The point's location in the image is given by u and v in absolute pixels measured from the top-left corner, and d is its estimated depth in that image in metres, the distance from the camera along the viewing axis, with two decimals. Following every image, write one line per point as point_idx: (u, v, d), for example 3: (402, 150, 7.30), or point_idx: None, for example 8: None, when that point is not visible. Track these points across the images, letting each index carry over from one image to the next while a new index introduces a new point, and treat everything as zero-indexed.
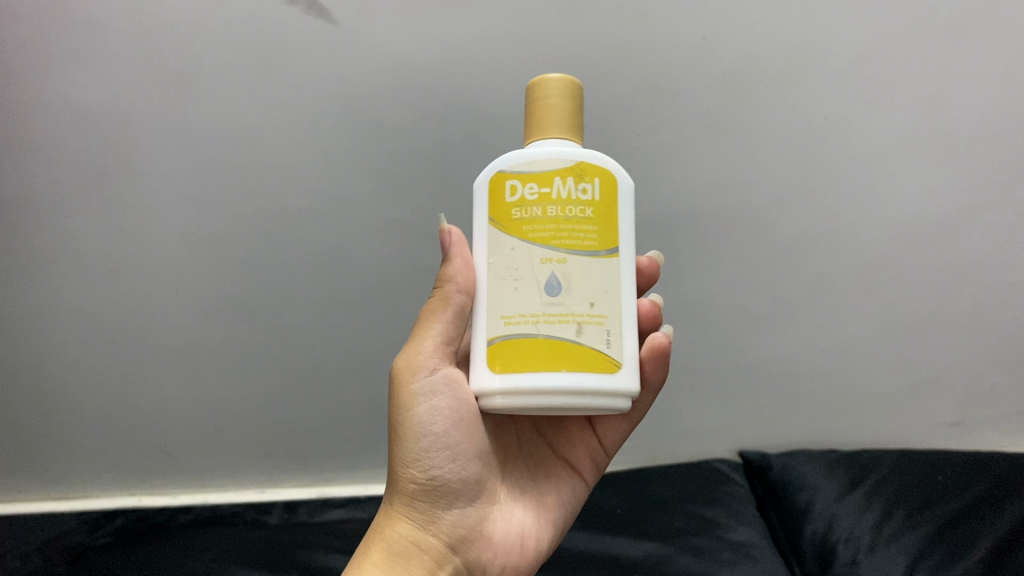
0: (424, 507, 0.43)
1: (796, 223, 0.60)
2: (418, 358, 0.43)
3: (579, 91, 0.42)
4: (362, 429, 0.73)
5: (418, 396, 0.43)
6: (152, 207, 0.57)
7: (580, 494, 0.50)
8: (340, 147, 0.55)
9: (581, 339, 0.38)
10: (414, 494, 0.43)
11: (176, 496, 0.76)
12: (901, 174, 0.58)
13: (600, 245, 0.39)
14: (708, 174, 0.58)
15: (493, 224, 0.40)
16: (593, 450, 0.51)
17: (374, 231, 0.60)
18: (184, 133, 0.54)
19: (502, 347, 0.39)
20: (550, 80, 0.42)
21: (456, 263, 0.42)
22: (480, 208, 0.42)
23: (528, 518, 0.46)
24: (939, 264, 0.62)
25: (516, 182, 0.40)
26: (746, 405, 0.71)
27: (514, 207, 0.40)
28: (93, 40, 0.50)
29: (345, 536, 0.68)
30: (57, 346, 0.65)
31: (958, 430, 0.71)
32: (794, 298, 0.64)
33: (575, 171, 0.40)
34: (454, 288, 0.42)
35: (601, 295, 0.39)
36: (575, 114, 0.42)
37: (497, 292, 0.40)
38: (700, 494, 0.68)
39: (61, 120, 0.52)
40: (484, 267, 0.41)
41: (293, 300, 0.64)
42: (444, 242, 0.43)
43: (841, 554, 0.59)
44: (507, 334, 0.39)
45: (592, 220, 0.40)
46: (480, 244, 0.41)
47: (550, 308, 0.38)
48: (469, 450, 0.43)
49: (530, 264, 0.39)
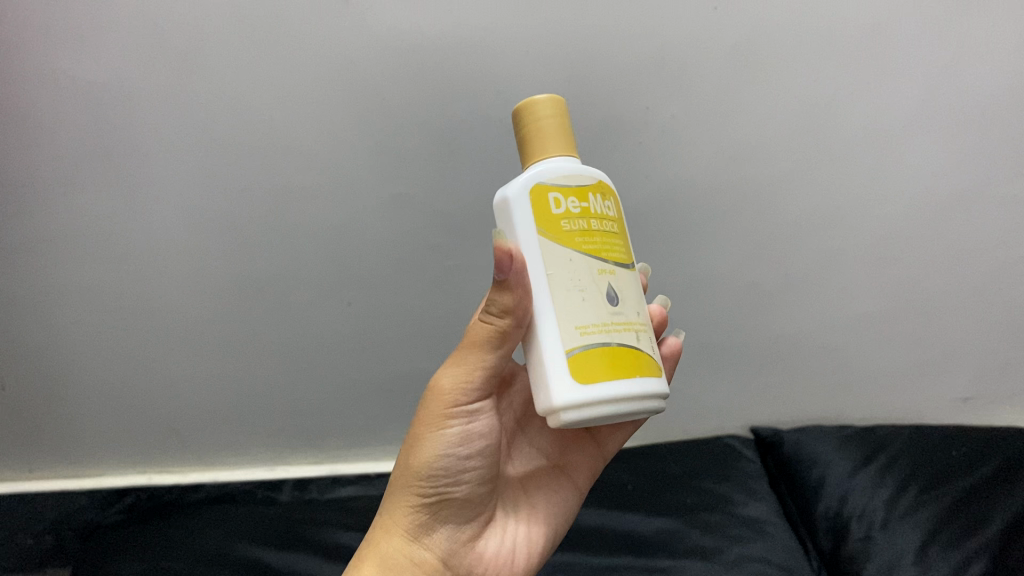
0: (423, 523, 0.43)
1: (805, 202, 0.60)
2: (460, 382, 0.42)
3: (562, 105, 0.41)
4: (372, 405, 0.74)
5: (444, 418, 0.43)
6: (155, 188, 0.56)
7: (573, 502, 0.51)
8: (344, 125, 0.54)
9: (640, 346, 0.39)
10: (413, 507, 0.43)
11: (186, 475, 0.77)
12: (912, 149, 0.57)
13: (629, 258, 0.41)
14: (717, 150, 0.57)
15: (543, 235, 0.38)
16: (590, 459, 0.52)
17: (383, 209, 0.59)
18: (185, 111, 0.53)
19: (586, 357, 0.37)
20: (534, 102, 0.40)
21: (513, 292, 0.38)
22: (517, 218, 0.38)
23: (521, 535, 0.47)
24: (952, 241, 0.62)
25: (559, 195, 0.39)
26: (754, 381, 0.72)
27: (563, 218, 0.38)
28: (87, 16, 0.48)
29: (355, 513, 0.69)
30: (64, 327, 0.64)
31: (960, 400, 0.73)
32: (802, 276, 0.64)
33: (600, 188, 0.40)
34: (511, 320, 0.39)
35: (638, 304, 0.40)
36: (566, 131, 0.41)
37: (562, 301, 0.37)
38: (712, 470, 0.68)
39: (61, 99, 0.51)
40: (542, 278, 0.37)
41: (301, 281, 0.63)
42: (499, 264, 0.37)
43: (855, 529, 0.59)
44: (587, 344, 0.37)
45: (620, 235, 0.41)
46: (529, 253, 0.38)
47: (614, 317, 0.38)
48: (483, 473, 0.44)
49: (592, 275, 0.38)
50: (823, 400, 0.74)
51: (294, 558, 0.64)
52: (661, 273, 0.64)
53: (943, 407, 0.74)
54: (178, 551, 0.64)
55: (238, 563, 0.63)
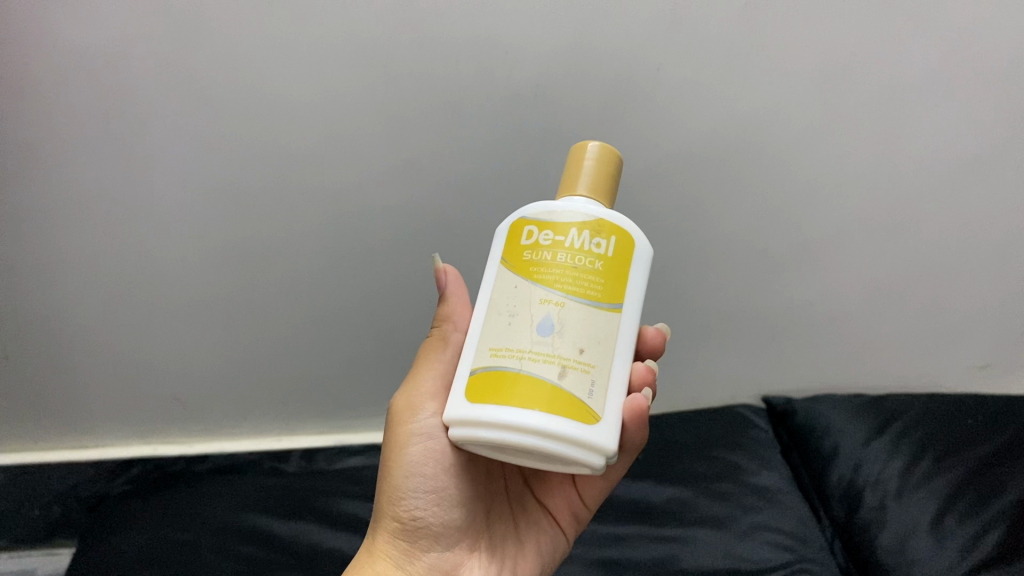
0: (403, 547, 0.43)
1: (819, 166, 0.59)
2: (419, 399, 0.44)
3: (617, 161, 0.41)
4: (379, 376, 0.74)
5: (413, 436, 0.43)
6: (157, 155, 0.55)
7: (560, 544, 0.50)
8: (347, 89, 0.53)
9: (562, 383, 0.35)
10: (391, 532, 0.43)
11: (192, 446, 0.77)
12: (930, 111, 0.56)
13: (603, 298, 0.37)
14: (730, 113, 0.55)
15: (503, 264, 0.39)
16: (573, 503, 0.50)
17: (389, 175, 0.58)
18: (183, 73, 0.51)
19: (483, 378, 0.37)
20: (584, 147, 0.41)
21: (452, 304, 0.46)
22: (497, 250, 0.41)
23: (506, 565, 0.46)
24: (967, 206, 0.61)
25: (533, 228, 0.39)
26: (764, 348, 0.72)
27: (526, 249, 0.39)
28: None
29: (363, 483, 0.69)
30: (65, 297, 0.63)
31: (967, 365, 0.73)
32: (815, 243, 0.63)
33: (593, 226, 0.38)
34: (451, 328, 0.45)
35: (592, 344, 0.36)
36: (608, 181, 0.41)
37: (490, 323, 0.38)
38: (724, 439, 0.68)
39: (57, 62, 0.50)
40: (485, 301, 0.39)
41: (306, 249, 0.62)
42: (441, 279, 0.46)
43: (869, 498, 0.59)
44: (491, 365, 0.37)
45: (599, 273, 0.37)
46: (489, 280, 0.40)
47: (536, 346, 0.36)
48: (456, 496, 0.43)
49: (528, 303, 0.37)
50: (831, 368, 0.74)
51: (302, 528, 0.63)
52: (673, 240, 0.64)
53: (952, 372, 0.74)
54: (186, 520, 0.64)
55: (248, 534, 0.63)
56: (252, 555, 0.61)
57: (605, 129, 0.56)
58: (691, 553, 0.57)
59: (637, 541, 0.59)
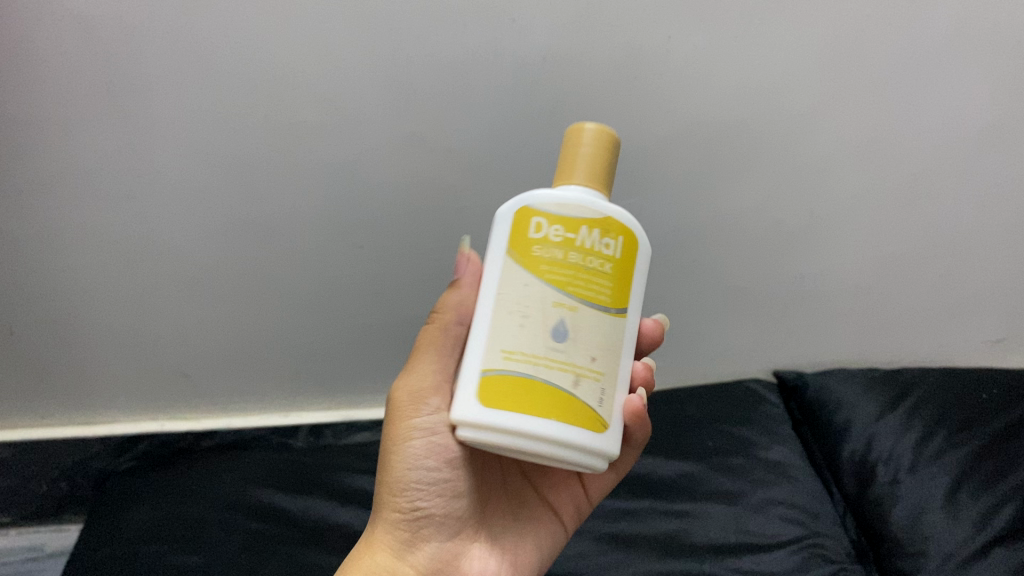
0: (404, 539, 0.42)
1: (833, 136, 0.58)
2: (421, 393, 0.42)
3: (614, 142, 0.40)
4: (387, 351, 0.73)
5: (415, 432, 0.42)
6: (159, 125, 0.54)
7: (559, 539, 0.49)
8: (353, 58, 0.52)
9: (576, 392, 0.36)
10: (393, 523, 0.42)
11: (199, 421, 0.77)
12: (946, 79, 0.55)
13: (611, 302, 0.38)
14: (745, 83, 0.54)
15: (509, 255, 0.38)
16: (578, 500, 0.50)
17: (395, 147, 0.57)
18: (187, 42, 0.50)
19: (497, 382, 0.36)
20: (581, 131, 0.40)
21: (462, 291, 0.43)
22: (498, 236, 0.39)
23: (505, 555, 0.46)
24: (982, 176, 0.61)
25: (542, 220, 0.38)
26: (774, 321, 0.71)
27: (536, 243, 0.37)
28: None
29: (371, 458, 0.69)
30: (69, 270, 0.62)
31: (977, 339, 0.73)
32: (827, 216, 0.63)
33: (602, 224, 0.38)
34: (455, 317, 0.43)
35: (602, 351, 0.37)
36: (607, 167, 0.40)
37: (500, 321, 0.37)
38: (735, 413, 0.67)
39: (58, 29, 0.48)
40: (491, 295, 0.38)
41: (313, 222, 0.62)
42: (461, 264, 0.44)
43: (882, 472, 0.59)
44: (505, 369, 0.36)
45: (608, 276, 0.38)
46: (491, 270, 0.38)
47: (552, 353, 0.36)
48: (459, 488, 0.43)
49: (542, 305, 0.37)
50: (841, 342, 0.73)
51: (311, 503, 0.63)
52: (685, 215, 0.63)
53: (965, 346, 0.74)
54: (194, 495, 0.64)
55: (253, 507, 0.62)
56: (262, 530, 0.61)
57: (618, 101, 0.55)
58: (703, 527, 0.57)
59: (646, 516, 0.59)
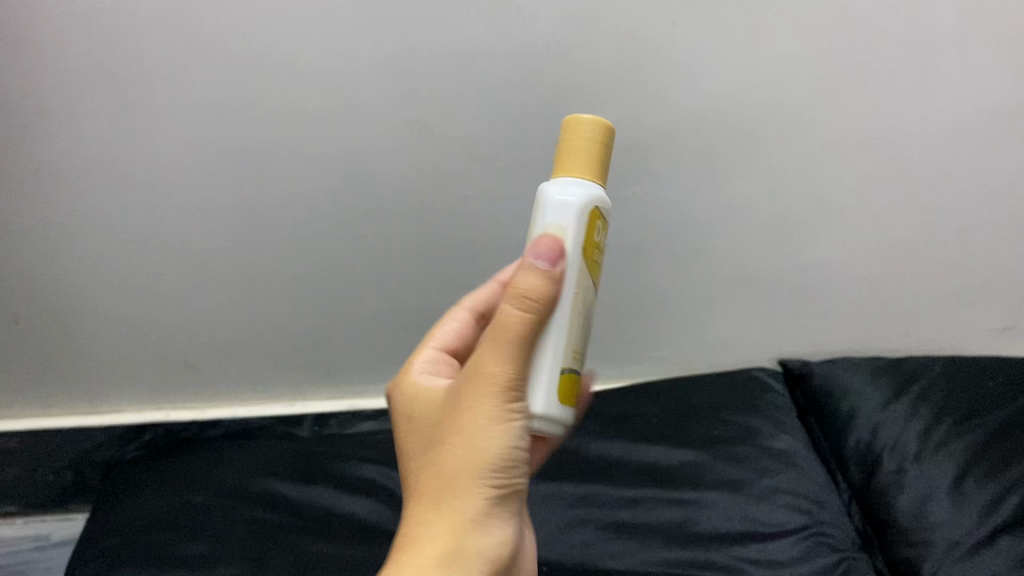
0: (492, 520, 0.36)
1: (840, 121, 0.57)
2: (523, 366, 0.35)
3: (612, 133, 0.37)
4: (392, 340, 0.73)
5: (516, 407, 0.35)
6: (161, 112, 0.54)
7: None
8: (356, 45, 0.51)
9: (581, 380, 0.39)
10: (473, 501, 0.35)
11: (204, 410, 0.77)
12: (952, 64, 0.54)
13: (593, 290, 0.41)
14: (750, 69, 0.54)
15: (583, 253, 0.36)
16: None
17: (399, 136, 0.57)
18: (189, 29, 0.50)
19: (572, 381, 0.36)
20: (582, 122, 0.36)
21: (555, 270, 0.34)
22: (575, 226, 0.35)
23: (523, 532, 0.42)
24: (988, 163, 0.60)
25: (603, 221, 0.37)
26: (780, 310, 0.71)
27: (597, 245, 0.37)
28: None
29: (376, 446, 0.69)
30: (73, 260, 0.62)
31: (983, 328, 0.73)
32: (834, 203, 0.62)
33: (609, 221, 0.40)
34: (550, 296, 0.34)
35: None
36: (605, 160, 0.37)
37: (577, 320, 0.36)
38: (741, 402, 0.67)
39: (59, 16, 0.48)
40: (571, 292, 0.35)
41: (316, 211, 0.61)
42: (541, 244, 0.35)
43: (888, 461, 0.59)
44: (575, 369, 0.36)
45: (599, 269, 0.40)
46: (571, 263, 0.35)
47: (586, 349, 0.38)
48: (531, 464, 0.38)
49: (591, 306, 0.37)
50: (848, 330, 0.73)
51: (316, 492, 0.63)
52: (691, 203, 0.62)
53: (972, 335, 0.73)
54: (199, 484, 0.64)
55: (260, 497, 0.63)
56: (266, 519, 0.61)
57: (625, 88, 0.55)
58: (707, 516, 0.57)
59: (652, 504, 0.59)
